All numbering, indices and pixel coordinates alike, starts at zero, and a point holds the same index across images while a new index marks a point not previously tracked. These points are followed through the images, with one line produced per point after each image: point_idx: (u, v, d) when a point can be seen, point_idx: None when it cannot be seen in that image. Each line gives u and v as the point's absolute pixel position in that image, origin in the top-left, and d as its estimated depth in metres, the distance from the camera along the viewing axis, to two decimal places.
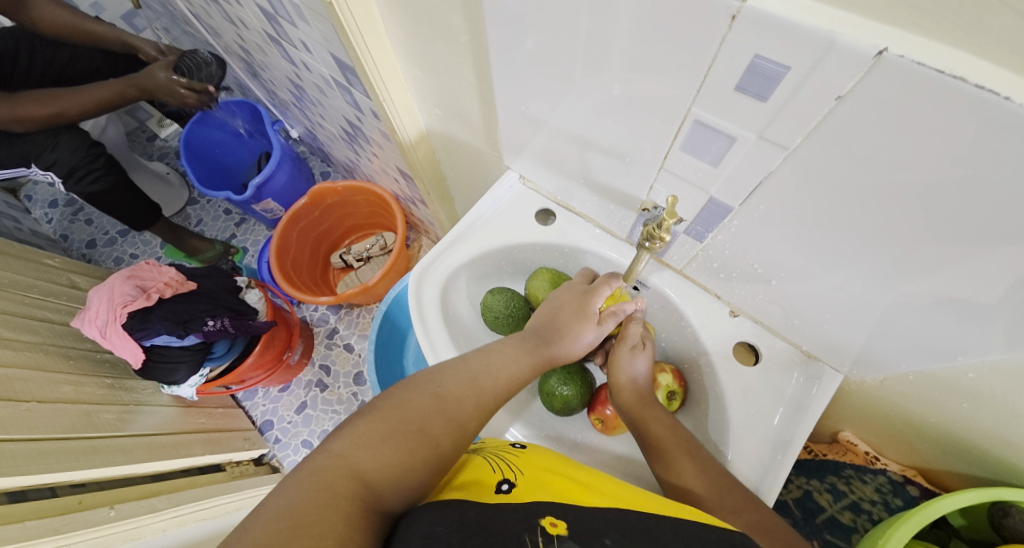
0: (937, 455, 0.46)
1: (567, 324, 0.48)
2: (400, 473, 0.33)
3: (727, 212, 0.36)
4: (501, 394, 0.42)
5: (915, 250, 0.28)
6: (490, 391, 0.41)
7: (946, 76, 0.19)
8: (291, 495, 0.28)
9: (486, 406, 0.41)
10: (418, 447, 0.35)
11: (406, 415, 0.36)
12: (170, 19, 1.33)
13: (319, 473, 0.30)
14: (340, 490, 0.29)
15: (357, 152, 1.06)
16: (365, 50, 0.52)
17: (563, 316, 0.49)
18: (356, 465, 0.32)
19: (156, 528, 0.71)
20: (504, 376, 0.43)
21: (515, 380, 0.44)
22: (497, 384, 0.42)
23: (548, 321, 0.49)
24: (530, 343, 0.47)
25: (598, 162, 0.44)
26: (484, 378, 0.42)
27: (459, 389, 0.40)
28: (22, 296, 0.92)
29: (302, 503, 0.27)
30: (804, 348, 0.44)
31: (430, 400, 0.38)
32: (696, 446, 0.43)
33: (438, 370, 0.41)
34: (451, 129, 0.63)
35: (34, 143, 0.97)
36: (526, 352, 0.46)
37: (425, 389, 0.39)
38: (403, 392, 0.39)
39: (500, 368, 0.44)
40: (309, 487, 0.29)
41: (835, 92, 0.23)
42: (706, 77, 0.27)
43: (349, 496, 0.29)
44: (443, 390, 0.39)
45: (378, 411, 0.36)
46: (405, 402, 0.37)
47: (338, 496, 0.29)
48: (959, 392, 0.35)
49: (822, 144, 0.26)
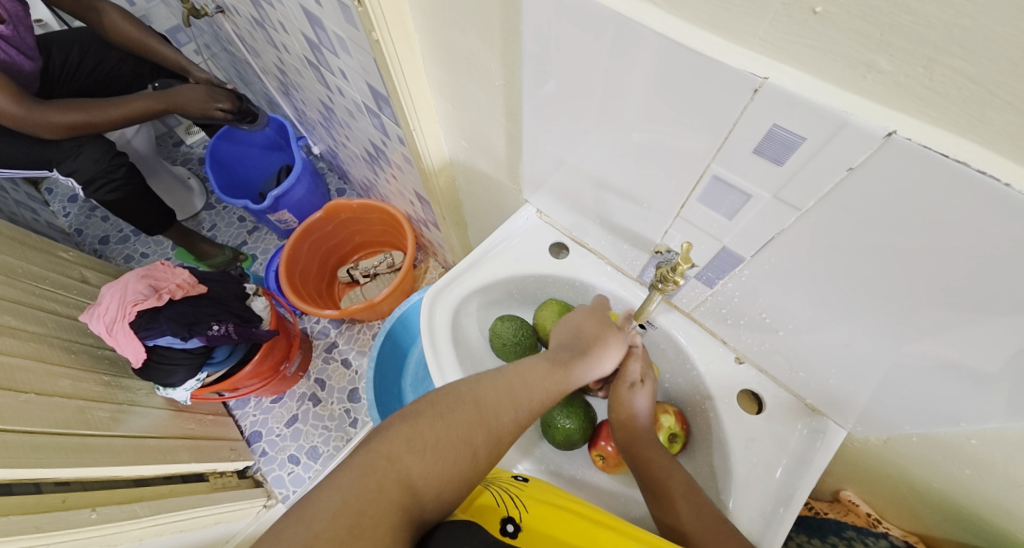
0: (938, 521, 0.45)
1: (592, 342, 0.47)
2: (443, 483, 0.34)
3: (738, 262, 0.38)
4: (537, 406, 0.42)
5: (917, 314, 0.29)
6: (526, 405, 0.41)
7: (950, 160, 0.20)
8: (346, 493, 0.31)
9: (522, 421, 0.41)
10: (458, 458, 0.36)
11: (451, 424, 0.37)
12: (213, 37, 1.41)
13: (371, 472, 0.32)
14: (390, 495, 0.31)
15: (376, 172, 1.09)
16: (403, 84, 0.55)
17: (588, 335, 0.48)
18: (404, 470, 0.33)
19: (133, 535, 0.71)
20: (536, 390, 0.42)
21: (548, 395, 0.43)
22: (528, 403, 0.41)
23: (571, 340, 0.48)
24: (559, 360, 0.45)
25: (614, 204, 0.46)
26: (522, 392, 0.41)
27: (498, 401, 0.40)
28: (35, 287, 0.93)
29: (357, 503, 0.30)
30: (807, 401, 0.44)
31: (473, 414, 0.38)
32: (694, 488, 0.43)
33: (477, 380, 0.41)
34: (474, 161, 0.66)
35: (59, 150, 0.99)
36: (555, 368, 0.44)
37: (466, 398, 0.39)
38: (448, 398, 0.39)
39: (532, 386, 0.42)
40: (362, 487, 0.31)
41: (846, 164, 0.24)
42: (726, 139, 0.29)
43: (397, 502, 0.32)
44: (484, 401, 0.39)
45: (424, 415, 0.37)
46: (450, 410, 0.38)
47: (388, 501, 0.31)
48: (963, 458, 0.36)
49: (833, 208, 0.27)
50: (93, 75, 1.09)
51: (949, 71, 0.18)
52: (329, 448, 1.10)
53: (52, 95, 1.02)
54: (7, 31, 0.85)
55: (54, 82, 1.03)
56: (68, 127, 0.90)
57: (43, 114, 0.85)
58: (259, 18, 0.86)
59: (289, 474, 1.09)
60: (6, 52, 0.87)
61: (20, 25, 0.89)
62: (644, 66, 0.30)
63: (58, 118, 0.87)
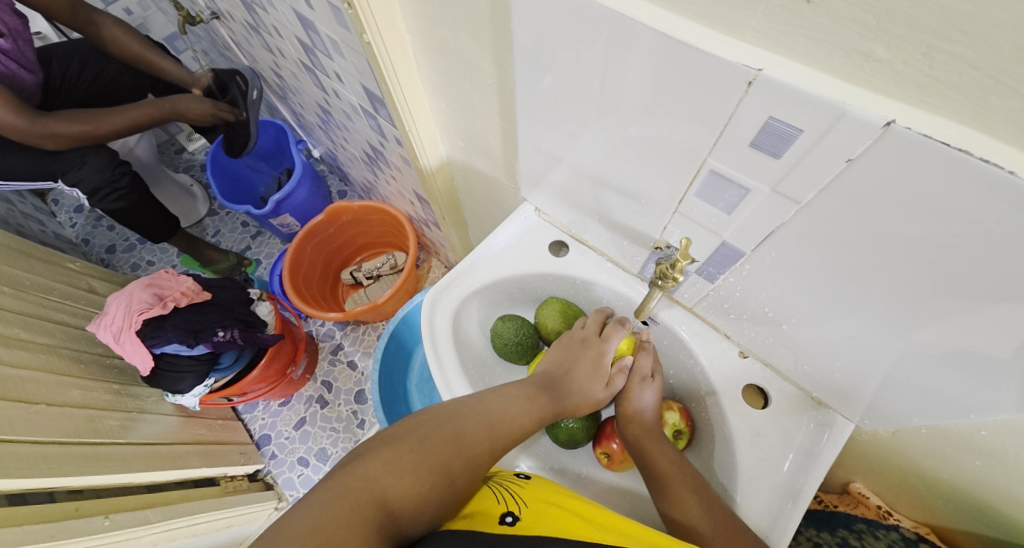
0: (952, 513, 0.45)
1: (579, 380, 0.48)
2: (418, 504, 0.36)
3: (739, 257, 0.37)
4: (515, 437, 0.43)
5: (921, 305, 0.28)
6: (505, 437, 0.42)
7: (952, 149, 0.20)
8: (321, 512, 0.31)
9: (499, 449, 0.42)
10: (433, 482, 0.37)
11: (428, 449, 0.38)
12: (210, 43, 1.41)
13: (346, 493, 0.33)
14: (364, 513, 0.32)
15: (375, 174, 1.09)
16: (396, 84, 0.55)
17: (576, 372, 0.49)
18: (380, 490, 0.34)
19: (146, 541, 0.71)
20: (514, 425, 0.43)
21: (527, 429, 0.44)
22: (510, 432, 0.43)
23: (560, 375, 0.48)
24: (543, 396, 0.46)
25: (612, 200, 0.45)
26: (501, 425, 0.42)
27: (477, 431, 0.41)
28: (43, 298, 0.94)
29: (331, 521, 0.30)
30: (814, 394, 0.44)
31: (450, 440, 0.39)
32: (703, 484, 0.42)
33: (456, 408, 0.42)
34: (471, 160, 0.65)
35: (64, 161, 1.00)
36: (536, 409, 0.45)
37: (445, 426, 0.40)
38: (425, 424, 0.40)
39: (512, 417, 0.44)
40: (335, 506, 0.32)
41: (846, 155, 0.24)
42: (723, 132, 0.28)
43: (371, 519, 0.32)
44: (463, 430, 0.40)
45: (402, 439, 0.39)
46: (428, 435, 0.39)
47: (362, 518, 0.32)
48: (973, 449, 0.35)
49: (833, 200, 0.27)
50: (93, 86, 1.10)
51: (949, 58, 0.18)
52: (337, 450, 1.11)
53: (55, 106, 1.03)
54: (6, 45, 0.86)
55: (57, 94, 1.04)
56: (69, 137, 0.91)
57: (43, 127, 0.86)
58: (254, 24, 0.86)
59: (299, 476, 1.10)
60: (7, 66, 0.87)
61: (19, 39, 0.90)
62: (636, 60, 0.29)
63: (60, 129, 0.88)
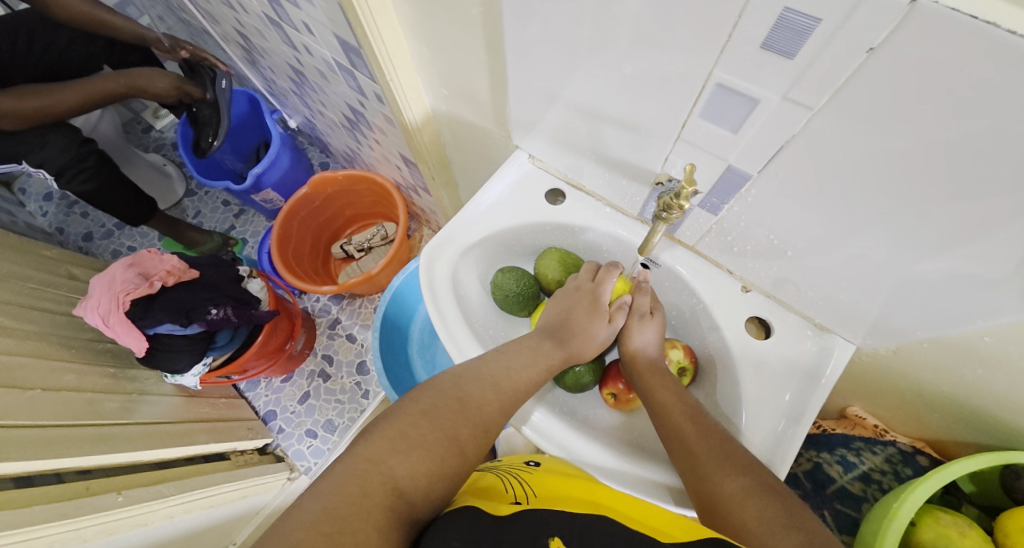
0: (947, 424, 0.46)
1: (579, 323, 0.50)
2: (431, 480, 0.34)
3: (745, 180, 0.36)
4: (522, 392, 0.44)
5: (933, 213, 0.28)
6: (511, 395, 0.43)
7: (978, 22, 0.19)
8: (329, 498, 0.29)
9: (507, 409, 0.42)
10: (445, 455, 0.36)
11: (435, 421, 0.37)
12: (166, 7, 1.31)
13: (355, 477, 0.31)
14: (375, 496, 0.30)
15: (358, 139, 1.05)
16: (372, 28, 0.51)
17: (575, 316, 0.51)
18: (389, 471, 0.32)
19: (164, 513, 0.72)
20: (521, 377, 0.44)
21: (533, 381, 0.45)
22: (517, 389, 0.44)
23: (560, 323, 0.51)
24: (545, 344, 0.48)
25: (610, 135, 0.43)
26: (506, 380, 0.43)
27: (482, 394, 0.41)
28: (23, 287, 0.91)
29: (340, 506, 0.28)
30: (817, 320, 0.44)
31: (456, 408, 0.39)
32: (701, 412, 0.43)
33: (459, 375, 0.43)
34: (457, 110, 0.62)
35: (24, 142, 0.94)
36: (540, 356, 0.47)
37: (449, 394, 0.40)
38: (429, 396, 0.40)
39: (518, 370, 0.45)
40: (344, 491, 0.30)
41: (867, 44, 0.22)
42: (730, 37, 0.27)
43: (384, 502, 0.30)
44: (467, 396, 0.41)
45: (407, 414, 0.38)
46: (433, 408, 0.39)
47: (373, 502, 0.29)
48: (974, 358, 0.36)
49: (848, 102, 0.26)
50: (45, 59, 1.02)
51: None
52: (344, 420, 1.12)
53: (9, 82, 0.97)
54: None
55: (9, 69, 0.97)
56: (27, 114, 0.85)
57: None
58: None
59: (309, 447, 1.11)
60: None
61: None
62: None
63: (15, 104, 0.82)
